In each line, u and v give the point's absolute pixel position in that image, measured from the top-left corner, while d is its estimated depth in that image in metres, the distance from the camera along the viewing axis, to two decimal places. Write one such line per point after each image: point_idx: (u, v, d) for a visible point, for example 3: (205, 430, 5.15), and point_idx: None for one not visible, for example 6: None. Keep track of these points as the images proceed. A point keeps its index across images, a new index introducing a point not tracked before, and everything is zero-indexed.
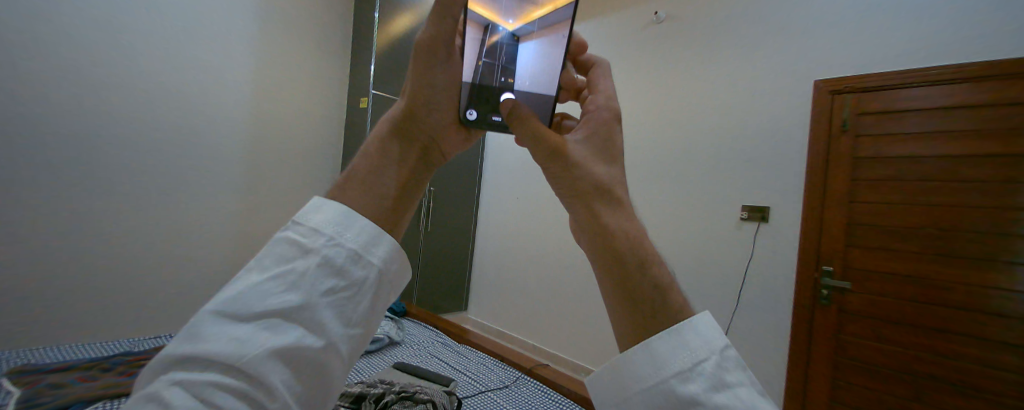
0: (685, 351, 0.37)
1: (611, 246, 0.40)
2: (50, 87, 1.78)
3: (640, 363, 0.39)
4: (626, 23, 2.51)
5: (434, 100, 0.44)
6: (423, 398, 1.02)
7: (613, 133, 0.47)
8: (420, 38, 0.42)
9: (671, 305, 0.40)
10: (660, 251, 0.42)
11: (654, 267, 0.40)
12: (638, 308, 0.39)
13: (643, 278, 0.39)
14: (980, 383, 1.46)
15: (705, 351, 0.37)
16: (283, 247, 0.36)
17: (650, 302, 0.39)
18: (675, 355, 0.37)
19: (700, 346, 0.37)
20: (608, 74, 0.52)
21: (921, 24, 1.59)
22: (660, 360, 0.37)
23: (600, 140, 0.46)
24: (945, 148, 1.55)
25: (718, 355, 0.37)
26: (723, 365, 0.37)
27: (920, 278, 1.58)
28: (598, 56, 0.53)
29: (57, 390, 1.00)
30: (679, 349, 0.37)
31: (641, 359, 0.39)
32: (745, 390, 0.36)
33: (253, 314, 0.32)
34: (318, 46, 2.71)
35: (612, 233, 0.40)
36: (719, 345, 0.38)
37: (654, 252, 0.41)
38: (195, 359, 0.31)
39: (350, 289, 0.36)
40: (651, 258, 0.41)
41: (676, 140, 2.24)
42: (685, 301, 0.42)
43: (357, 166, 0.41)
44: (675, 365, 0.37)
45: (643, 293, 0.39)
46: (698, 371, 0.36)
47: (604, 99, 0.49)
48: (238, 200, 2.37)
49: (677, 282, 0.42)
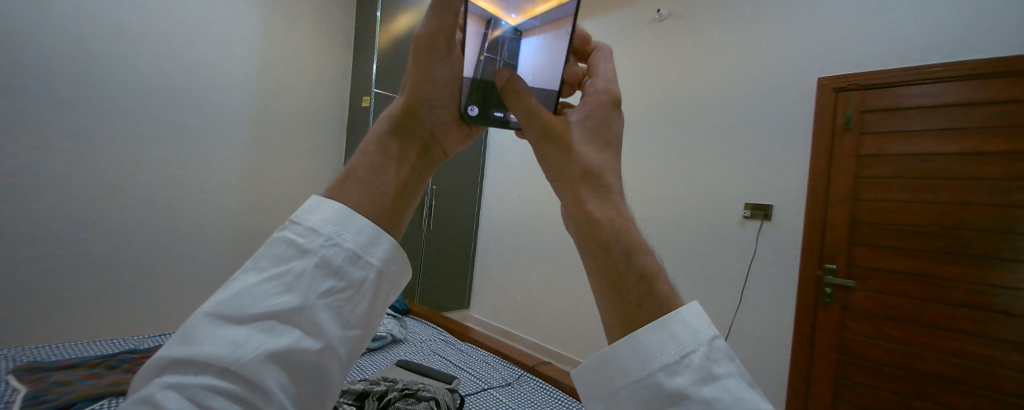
0: (673, 344, 0.36)
1: (597, 234, 0.39)
2: (52, 86, 1.78)
3: (627, 357, 0.38)
4: (629, 20, 2.49)
5: (435, 96, 0.43)
6: (426, 396, 1.01)
7: (610, 119, 0.46)
8: (420, 33, 0.42)
9: (658, 295, 0.39)
10: (647, 240, 0.41)
11: (640, 255, 0.39)
12: (622, 296, 0.38)
13: (628, 266, 0.38)
14: (985, 382, 1.45)
15: (692, 342, 0.36)
16: (280, 247, 0.35)
17: (636, 291, 0.38)
18: (662, 348, 0.36)
19: (688, 338, 0.36)
20: (608, 59, 0.51)
21: (927, 20, 1.57)
22: (648, 353, 0.36)
23: (595, 125, 0.45)
24: (950, 145, 1.53)
25: (706, 346, 0.36)
26: (712, 357, 0.36)
27: (925, 276, 1.56)
28: (599, 42, 0.52)
29: (62, 388, 1.00)
30: (668, 342, 0.36)
31: (628, 353, 0.38)
32: (734, 382, 0.35)
33: (249, 316, 0.31)
34: (320, 45, 2.71)
35: (598, 220, 0.39)
36: (708, 336, 0.37)
37: (641, 241, 0.40)
38: (190, 362, 0.30)
39: (349, 290, 0.35)
40: (640, 248, 0.40)
41: (679, 137, 2.22)
42: (673, 291, 0.40)
43: (356, 164, 0.40)
44: (662, 357, 0.36)
45: (629, 281, 0.38)
46: (685, 363, 0.35)
47: (602, 83, 0.48)
48: (240, 198, 2.37)
49: (667, 275, 0.41)
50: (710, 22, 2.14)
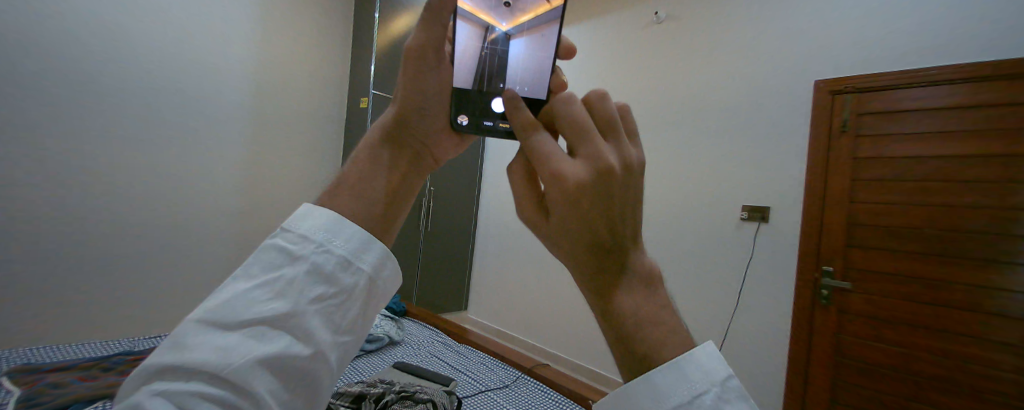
0: (685, 384, 0.37)
1: (598, 306, 0.39)
2: (49, 86, 1.79)
3: (641, 397, 0.38)
4: (627, 23, 2.50)
5: (425, 106, 0.43)
6: (423, 398, 1.01)
7: (582, 199, 0.36)
8: (411, 42, 0.42)
9: (671, 339, 0.39)
10: (661, 312, 0.39)
11: (644, 329, 0.38)
12: (630, 349, 0.38)
13: (632, 342, 0.38)
14: (982, 384, 1.45)
15: (704, 383, 0.37)
16: (270, 254, 0.35)
17: (644, 343, 0.38)
18: (675, 389, 0.37)
19: (701, 378, 0.37)
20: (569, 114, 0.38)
21: (920, 25, 1.59)
22: (661, 393, 0.37)
23: (569, 214, 0.37)
24: (945, 148, 1.54)
25: (720, 386, 0.37)
26: (724, 396, 0.37)
27: (920, 279, 1.57)
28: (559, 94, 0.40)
29: (56, 390, 0.99)
30: (680, 383, 0.37)
31: (641, 392, 0.38)
32: None
33: (239, 322, 0.31)
34: (319, 46, 2.71)
35: (606, 309, 0.38)
36: (721, 376, 0.38)
37: (651, 317, 0.38)
38: (178, 369, 0.30)
39: (340, 297, 0.36)
40: (642, 311, 0.38)
41: (677, 140, 2.23)
42: (684, 330, 0.41)
43: (348, 173, 0.41)
44: (675, 398, 0.37)
45: (634, 340, 0.38)
46: (697, 403, 0.37)
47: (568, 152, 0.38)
48: (238, 200, 2.36)
49: (677, 311, 0.42)
50: (708, 25, 2.15)
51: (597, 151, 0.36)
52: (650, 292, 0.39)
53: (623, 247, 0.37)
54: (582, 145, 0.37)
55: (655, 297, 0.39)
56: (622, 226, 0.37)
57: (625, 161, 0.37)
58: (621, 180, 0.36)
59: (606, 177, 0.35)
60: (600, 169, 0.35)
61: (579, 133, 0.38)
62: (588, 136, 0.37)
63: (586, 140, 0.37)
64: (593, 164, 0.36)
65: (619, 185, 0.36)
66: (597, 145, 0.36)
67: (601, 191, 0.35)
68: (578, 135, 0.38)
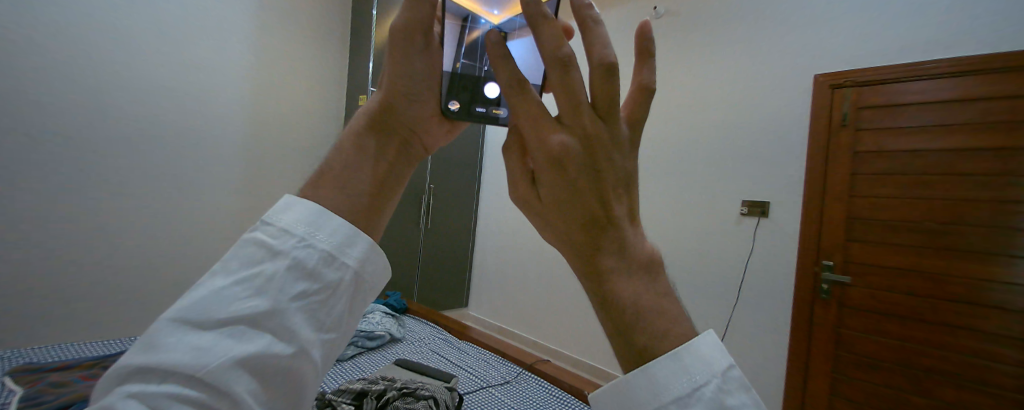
0: (685, 376, 0.36)
1: (596, 299, 0.38)
2: (42, 84, 1.75)
3: (640, 390, 0.37)
4: (627, 17, 2.46)
5: (413, 92, 0.41)
6: (424, 395, 1.00)
7: (568, 167, 0.36)
8: (396, 23, 0.39)
9: (672, 329, 0.37)
10: (666, 301, 0.38)
11: (648, 318, 0.36)
12: (631, 341, 0.36)
13: (635, 330, 0.36)
14: (983, 377, 1.45)
15: (705, 375, 0.36)
16: (248, 248, 0.34)
17: (644, 336, 0.36)
18: (674, 380, 0.36)
19: (701, 370, 0.36)
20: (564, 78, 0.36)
21: (923, 17, 1.57)
22: (659, 386, 0.36)
23: (557, 187, 0.37)
24: (945, 142, 1.53)
25: (720, 378, 0.36)
26: (725, 389, 0.36)
27: (919, 271, 1.56)
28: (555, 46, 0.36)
29: (58, 389, 0.98)
30: (679, 374, 0.36)
31: (639, 385, 0.37)
32: None
33: (216, 321, 0.30)
34: (316, 43, 2.67)
35: (608, 299, 0.36)
36: (721, 367, 0.37)
37: (653, 306, 0.36)
38: (151, 371, 0.29)
39: (323, 293, 0.34)
40: (641, 300, 0.36)
41: (677, 135, 2.21)
42: (686, 320, 0.39)
43: (332, 161, 0.39)
44: (674, 391, 0.36)
45: (635, 330, 0.36)
46: (698, 397, 0.35)
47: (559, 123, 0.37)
48: (240, 200, 2.34)
49: (680, 300, 0.40)
50: (708, 19, 2.12)
51: (559, 43, 0.37)
52: (650, 280, 0.37)
53: (617, 229, 0.37)
54: (569, 113, 0.37)
55: (656, 285, 0.37)
56: (613, 198, 0.37)
57: (606, 64, 0.36)
58: (606, 151, 0.37)
59: (589, 145, 0.36)
60: (583, 139, 0.36)
61: (570, 102, 0.36)
62: (578, 106, 0.36)
63: (574, 111, 0.36)
64: (577, 135, 0.36)
65: (603, 153, 0.37)
66: (583, 117, 0.36)
67: (586, 162, 0.36)
68: (568, 102, 0.36)
